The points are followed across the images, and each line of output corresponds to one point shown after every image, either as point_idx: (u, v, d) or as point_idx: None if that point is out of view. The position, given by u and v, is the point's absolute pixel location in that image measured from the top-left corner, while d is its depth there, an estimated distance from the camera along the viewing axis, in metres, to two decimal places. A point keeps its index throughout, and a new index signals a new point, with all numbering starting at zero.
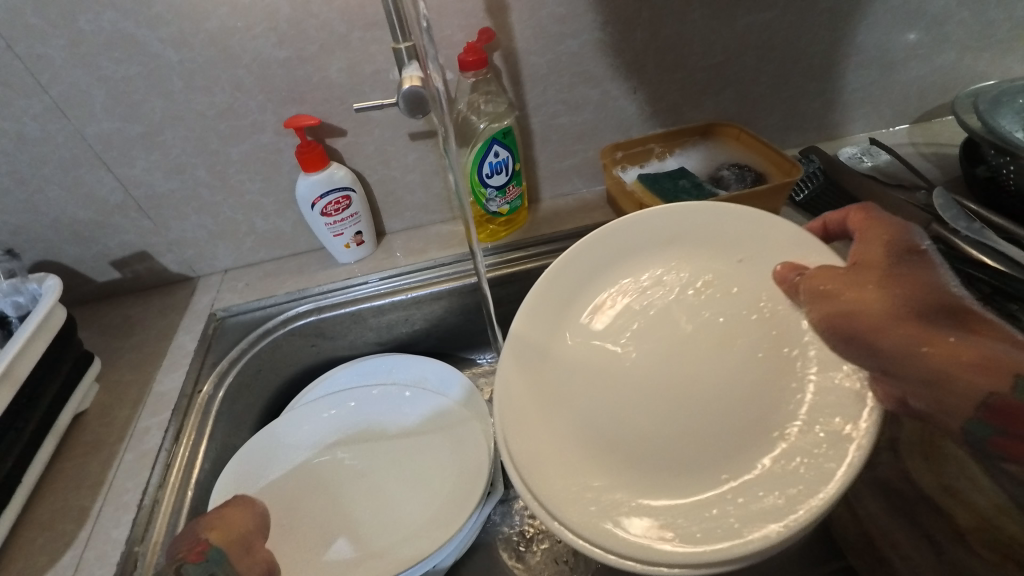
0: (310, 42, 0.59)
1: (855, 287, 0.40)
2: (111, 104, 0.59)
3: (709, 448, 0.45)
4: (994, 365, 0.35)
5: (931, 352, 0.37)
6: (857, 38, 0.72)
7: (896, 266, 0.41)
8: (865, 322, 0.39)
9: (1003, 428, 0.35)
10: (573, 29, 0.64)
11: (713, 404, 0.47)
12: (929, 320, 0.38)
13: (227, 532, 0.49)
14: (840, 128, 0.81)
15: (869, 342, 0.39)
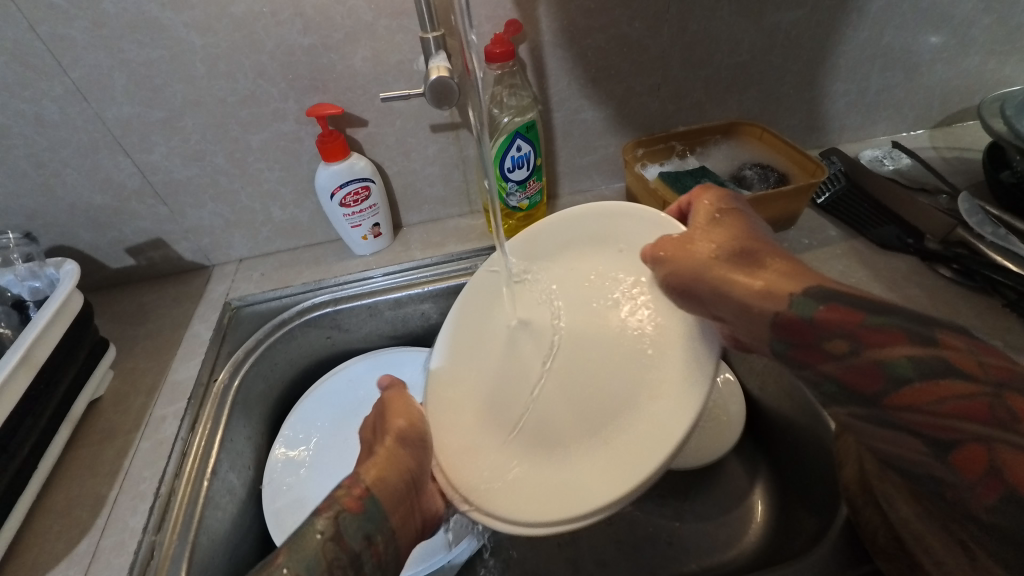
0: (336, 30, 0.58)
1: (686, 250, 0.46)
2: (132, 89, 0.59)
3: (592, 413, 0.46)
4: (776, 292, 0.40)
5: (744, 289, 0.41)
6: (884, 39, 0.71)
7: (714, 228, 0.46)
8: (687, 275, 0.44)
9: (796, 341, 0.39)
10: (600, 23, 0.64)
11: (597, 373, 0.47)
12: (741, 265, 0.43)
13: (387, 470, 0.48)
14: (861, 130, 0.81)
15: (700, 298, 0.44)
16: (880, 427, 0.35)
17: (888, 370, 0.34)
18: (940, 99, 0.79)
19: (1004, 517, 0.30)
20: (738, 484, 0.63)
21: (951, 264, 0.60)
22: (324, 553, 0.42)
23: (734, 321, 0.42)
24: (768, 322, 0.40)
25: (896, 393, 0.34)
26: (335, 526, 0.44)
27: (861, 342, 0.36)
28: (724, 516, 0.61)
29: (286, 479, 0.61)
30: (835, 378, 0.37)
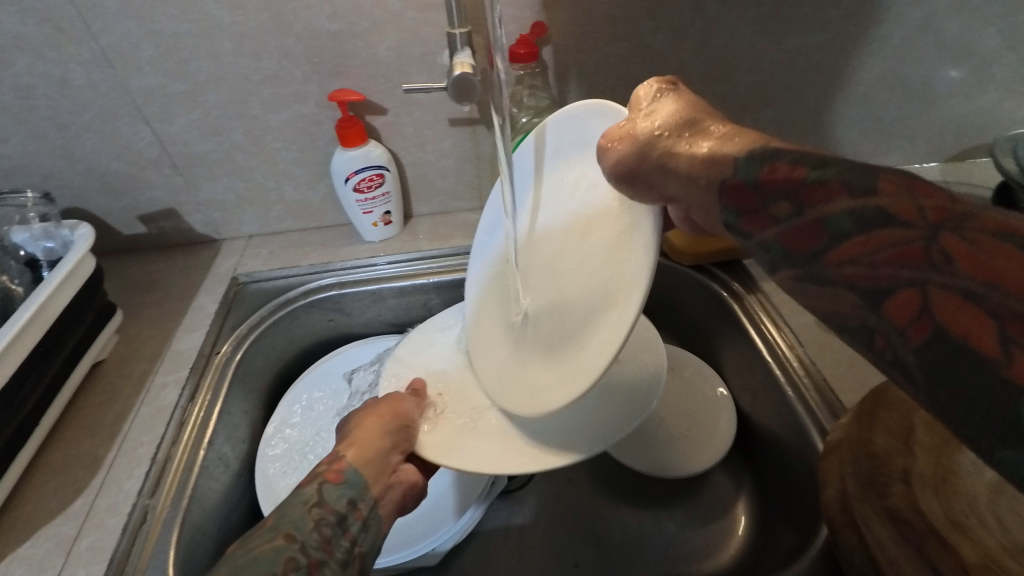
0: (363, 18, 0.59)
1: (628, 134, 0.37)
2: (158, 60, 0.59)
3: (568, 330, 0.44)
4: (717, 157, 0.32)
5: (682, 167, 0.34)
6: (904, 69, 0.72)
7: (657, 106, 0.37)
8: (634, 160, 0.36)
9: (742, 207, 0.31)
10: (624, 31, 0.64)
11: (576, 284, 0.44)
12: (678, 141, 0.35)
13: (363, 449, 0.48)
14: (874, 158, 0.81)
15: (652, 182, 0.36)
16: (818, 291, 0.27)
17: (828, 227, 0.27)
18: (955, 134, 0.79)
19: (926, 366, 0.23)
20: (721, 495, 0.64)
21: None
22: (310, 519, 0.41)
23: (682, 198, 0.35)
24: (710, 192, 0.32)
25: (836, 250, 0.27)
26: (319, 489, 0.44)
27: (801, 200, 0.28)
28: (705, 526, 0.62)
29: (281, 456, 0.62)
30: (777, 245, 0.29)
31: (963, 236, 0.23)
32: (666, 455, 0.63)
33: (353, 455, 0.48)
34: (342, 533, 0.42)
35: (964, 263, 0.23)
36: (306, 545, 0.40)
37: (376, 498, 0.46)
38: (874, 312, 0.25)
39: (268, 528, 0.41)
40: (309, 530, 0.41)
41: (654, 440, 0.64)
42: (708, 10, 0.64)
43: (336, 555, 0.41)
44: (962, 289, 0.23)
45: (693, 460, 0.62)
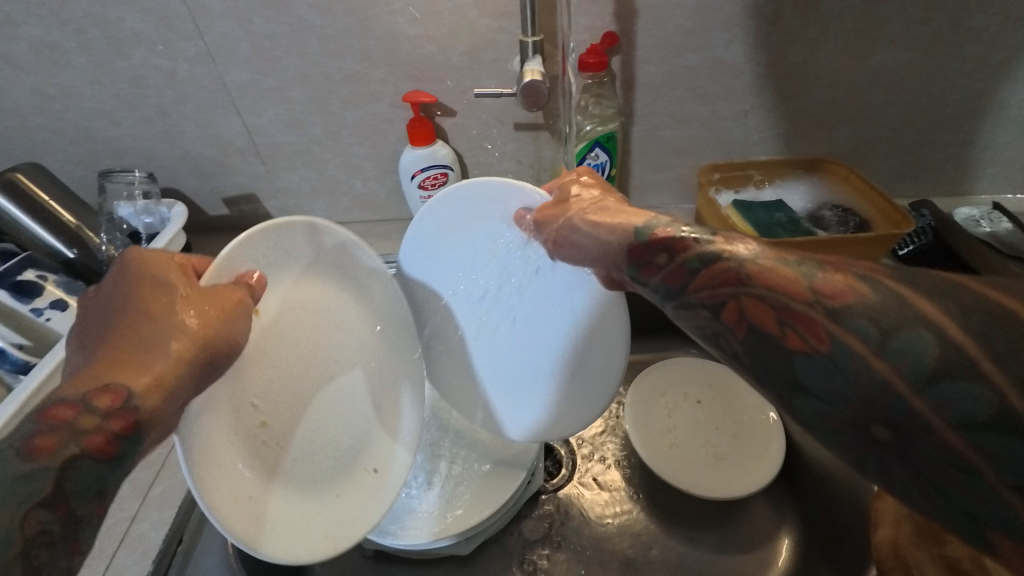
0: (441, 24, 0.62)
1: (556, 209, 0.46)
2: (253, 57, 0.64)
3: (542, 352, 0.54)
4: (621, 227, 0.40)
5: (601, 233, 0.41)
6: (1001, 92, 0.67)
7: (576, 190, 0.47)
8: (562, 227, 0.45)
9: (640, 264, 0.38)
10: (696, 44, 0.64)
11: (540, 316, 0.53)
12: (594, 218, 0.43)
13: (149, 398, 0.34)
14: (959, 185, 0.76)
15: (573, 242, 0.45)
16: (680, 315, 0.35)
17: (688, 267, 0.34)
18: None
19: (751, 354, 0.32)
20: (763, 528, 0.61)
21: None
22: (24, 535, 0.29)
23: (599, 258, 0.42)
24: (620, 252, 0.40)
25: (692, 280, 0.34)
26: (62, 472, 0.31)
27: (672, 249, 0.35)
28: (745, 553, 0.60)
29: None
30: (663, 286, 0.36)
31: (760, 262, 0.32)
32: (705, 478, 0.61)
33: (149, 394, 0.34)
34: (69, 547, 0.31)
35: (757, 279, 0.31)
36: None
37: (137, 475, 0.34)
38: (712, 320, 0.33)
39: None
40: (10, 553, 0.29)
41: (696, 462, 0.63)
42: (786, 25, 0.62)
43: None
44: (763, 298, 0.31)
45: (733, 485, 0.60)
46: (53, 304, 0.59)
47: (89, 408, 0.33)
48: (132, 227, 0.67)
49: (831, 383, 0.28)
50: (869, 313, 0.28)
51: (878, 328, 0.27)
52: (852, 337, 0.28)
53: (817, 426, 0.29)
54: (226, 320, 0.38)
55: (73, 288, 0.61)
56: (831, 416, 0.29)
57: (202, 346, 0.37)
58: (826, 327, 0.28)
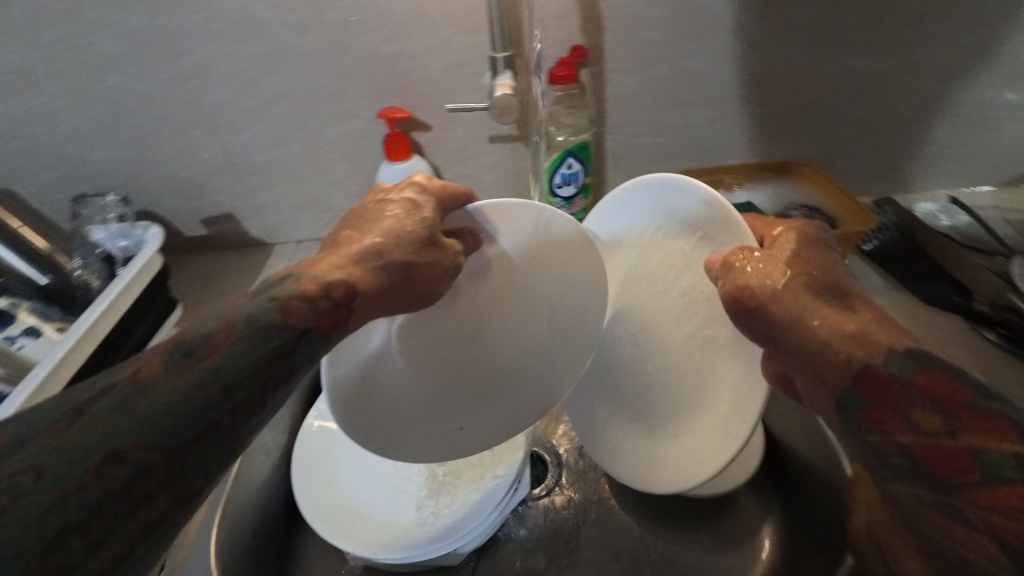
0: (415, 41, 0.63)
1: (762, 267, 0.39)
2: (230, 78, 0.65)
3: (662, 408, 0.51)
4: (868, 339, 0.33)
5: (817, 327, 0.35)
6: (953, 92, 0.70)
7: (795, 248, 0.41)
8: (764, 298, 0.38)
9: (872, 399, 0.32)
10: (663, 54, 0.66)
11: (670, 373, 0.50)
12: (813, 303, 0.37)
13: (368, 300, 0.39)
14: (921, 183, 0.79)
15: (773, 322, 0.38)
16: (945, 522, 0.29)
17: (982, 464, 0.28)
18: (1013, 159, 0.76)
19: None
20: (745, 523, 0.63)
21: (999, 328, 0.59)
22: (266, 372, 0.33)
23: (803, 362, 0.36)
24: (848, 370, 0.33)
25: (984, 490, 0.28)
26: (297, 340, 0.34)
27: (958, 421, 0.29)
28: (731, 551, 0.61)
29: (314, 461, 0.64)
30: (909, 454, 0.31)
31: None
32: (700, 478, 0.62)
33: (358, 308, 0.38)
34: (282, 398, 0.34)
35: None
36: (238, 408, 0.31)
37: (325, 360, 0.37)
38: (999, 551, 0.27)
39: (202, 372, 0.30)
40: (249, 388, 0.32)
41: None
42: (747, 35, 0.65)
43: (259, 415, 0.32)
44: None
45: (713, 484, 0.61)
46: (27, 331, 0.58)
47: (324, 286, 0.37)
48: (110, 252, 0.67)
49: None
50: None
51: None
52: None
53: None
54: (436, 269, 0.43)
55: (47, 314, 0.61)
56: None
57: (418, 289, 0.43)
58: None
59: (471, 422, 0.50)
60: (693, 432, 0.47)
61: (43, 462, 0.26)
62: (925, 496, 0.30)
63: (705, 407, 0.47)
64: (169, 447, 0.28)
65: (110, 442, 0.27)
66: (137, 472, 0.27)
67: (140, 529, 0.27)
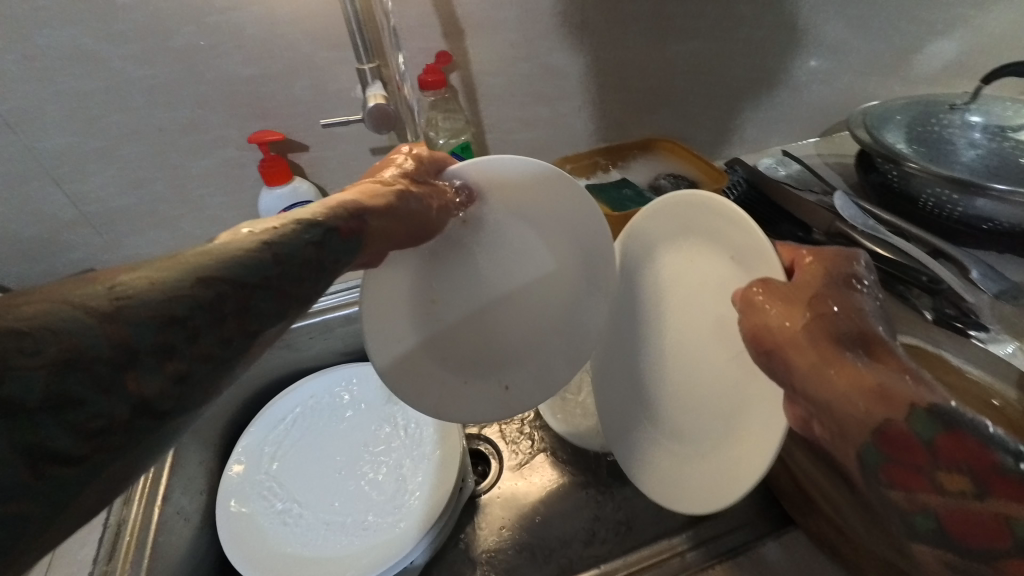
0: (275, 61, 0.61)
1: (782, 309, 0.37)
2: (67, 120, 0.59)
3: (702, 430, 0.49)
4: (889, 396, 0.31)
5: (836, 381, 0.33)
6: (769, 63, 0.83)
7: (814, 281, 0.38)
8: (783, 343, 0.37)
9: (897, 458, 0.31)
10: (524, 53, 0.71)
11: (709, 393, 0.48)
12: (834, 352, 0.34)
13: (379, 216, 0.41)
14: (760, 142, 0.92)
15: (792, 368, 0.36)
16: None
17: (1013, 534, 0.27)
18: (822, 113, 0.91)
19: None
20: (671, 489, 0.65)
21: None
22: (305, 256, 0.34)
23: (824, 414, 0.34)
24: (869, 426, 0.32)
25: (1017, 560, 0.27)
26: (324, 236, 0.36)
27: (986, 487, 0.28)
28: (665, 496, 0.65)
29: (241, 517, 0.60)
30: (934, 516, 0.30)
31: None
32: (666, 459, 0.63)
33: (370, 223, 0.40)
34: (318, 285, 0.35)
35: None
36: (284, 276, 0.32)
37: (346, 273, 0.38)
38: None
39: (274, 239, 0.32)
40: (297, 250, 0.33)
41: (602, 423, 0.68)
42: (595, 29, 0.71)
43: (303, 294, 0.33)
44: None
45: None
46: None
47: (340, 201, 0.39)
48: None
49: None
50: None
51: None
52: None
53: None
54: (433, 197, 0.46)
55: None
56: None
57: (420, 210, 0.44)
58: None
59: (516, 383, 0.55)
60: (726, 455, 0.45)
61: (152, 274, 0.27)
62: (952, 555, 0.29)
63: (736, 440, 0.44)
64: (238, 284, 0.30)
65: (196, 272, 0.28)
66: (217, 297, 0.28)
67: (169, 379, 0.26)
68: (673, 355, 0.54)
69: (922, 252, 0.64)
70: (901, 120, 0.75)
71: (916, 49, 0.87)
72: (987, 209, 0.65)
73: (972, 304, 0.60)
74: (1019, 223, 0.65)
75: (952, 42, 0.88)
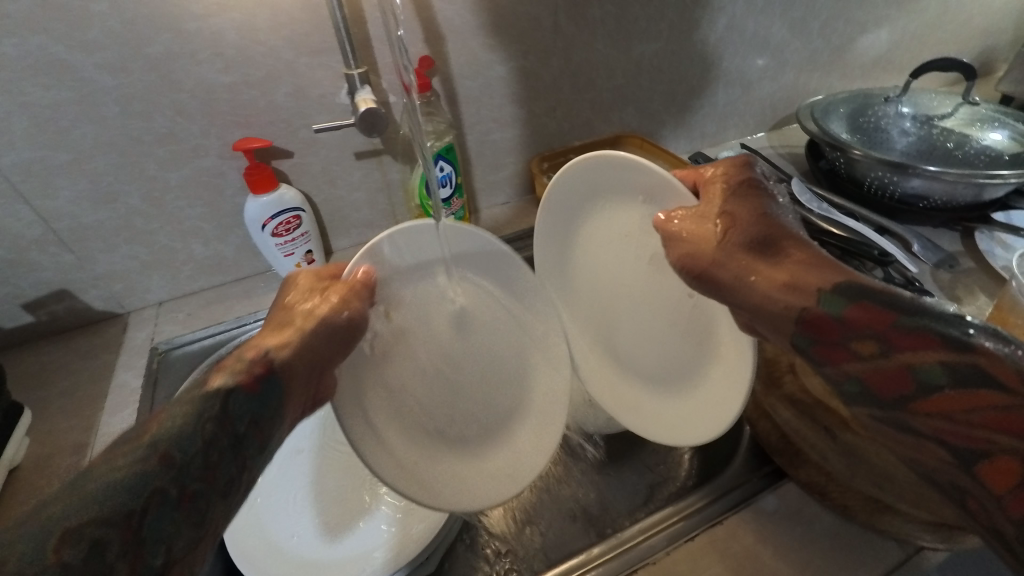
0: (256, 68, 0.61)
1: (703, 233, 0.46)
2: (34, 132, 0.56)
3: (675, 359, 0.56)
4: (803, 287, 0.40)
5: (763, 287, 0.42)
6: (722, 63, 0.89)
7: (728, 206, 0.47)
8: (709, 262, 0.46)
9: (819, 337, 0.38)
10: (501, 56, 0.73)
11: (669, 322, 0.56)
12: (753, 260, 0.43)
13: (290, 357, 0.42)
14: (718, 137, 0.98)
15: (727, 284, 0.44)
16: (899, 433, 0.35)
17: (917, 375, 0.34)
18: (770, 107, 0.99)
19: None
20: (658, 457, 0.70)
21: None
22: (202, 439, 0.34)
23: (757, 314, 0.42)
24: (790, 314, 0.40)
25: (922, 399, 0.34)
26: (225, 397, 0.37)
27: (891, 343, 0.35)
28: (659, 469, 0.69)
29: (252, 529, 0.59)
30: (857, 378, 0.36)
31: None
32: None
33: (280, 373, 0.41)
34: (237, 459, 0.35)
35: None
36: (181, 474, 0.32)
37: (275, 424, 0.39)
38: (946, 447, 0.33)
39: (145, 444, 0.33)
40: (193, 448, 0.33)
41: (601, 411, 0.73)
42: (566, 33, 0.75)
43: (218, 484, 0.34)
44: None
45: None
46: None
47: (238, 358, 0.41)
48: None
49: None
50: None
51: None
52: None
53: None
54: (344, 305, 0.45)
55: None
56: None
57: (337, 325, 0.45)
58: None
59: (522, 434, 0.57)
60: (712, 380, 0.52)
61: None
62: (878, 407, 0.36)
63: (715, 351, 0.52)
64: (120, 518, 0.29)
65: (58, 527, 0.28)
66: (95, 542, 0.28)
67: None
68: (624, 294, 0.59)
69: (868, 231, 0.71)
70: (843, 112, 0.83)
71: (846, 48, 0.97)
72: (920, 189, 0.72)
73: (916, 274, 0.68)
74: (950, 200, 0.73)
75: (875, 40, 0.98)
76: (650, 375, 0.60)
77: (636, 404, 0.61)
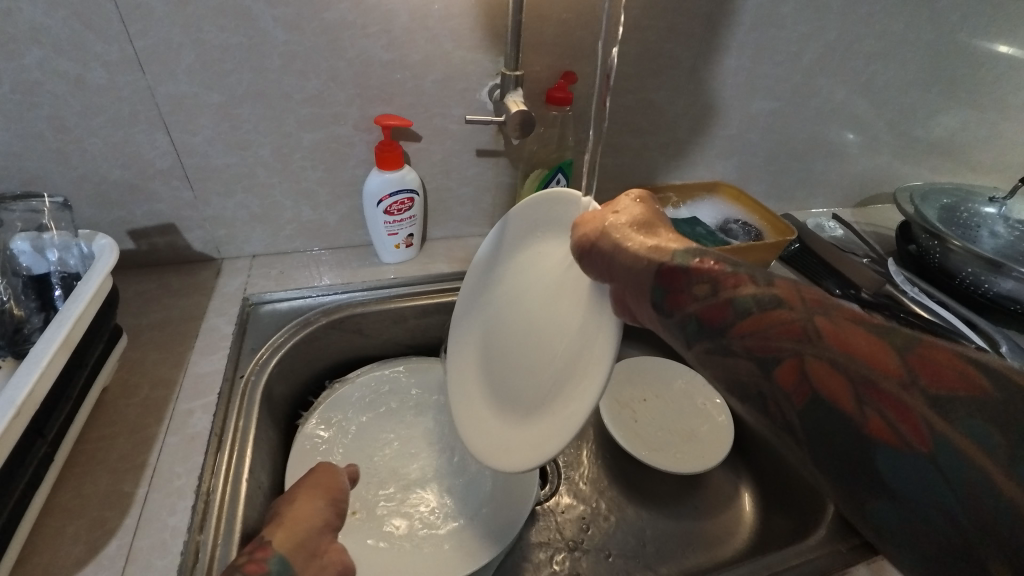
0: (415, 51, 0.62)
1: (597, 214, 0.47)
2: (197, 69, 0.57)
3: (544, 377, 0.50)
4: (662, 247, 0.42)
5: (631, 248, 0.43)
6: (827, 134, 0.92)
7: (624, 200, 0.49)
8: (595, 233, 0.45)
9: (671, 287, 0.40)
10: (634, 86, 0.75)
11: (546, 346, 0.52)
12: (628, 228, 0.45)
13: (292, 532, 0.45)
14: (803, 202, 1.01)
15: (604, 254, 0.44)
16: (728, 362, 0.36)
17: (736, 306, 0.36)
18: (859, 185, 1.01)
19: (809, 427, 0.32)
20: (724, 489, 0.73)
21: (884, 311, 0.75)
22: None
23: (624, 276, 0.43)
24: (651, 269, 0.41)
25: (739, 324, 0.36)
26: None
27: (720, 282, 0.38)
28: (713, 519, 0.69)
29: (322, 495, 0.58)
30: (696, 319, 0.38)
31: (829, 320, 0.33)
32: (685, 458, 0.70)
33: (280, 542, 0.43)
34: None
35: (829, 340, 0.32)
36: None
37: None
38: (764, 373, 0.34)
39: None
40: None
41: (664, 446, 0.72)
42: (699, 75, 0.77)
43: None
44: (829, 361, 0.32)
45: (695, 462, 0.70)
46: None
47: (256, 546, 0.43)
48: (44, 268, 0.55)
49: (916, 484, 0.27)
50: (974, 404, 0.27)
51: (990, 424, 0.26)
52: (962, 436, 0.26)
53: (896, 534, 0.28)
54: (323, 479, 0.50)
55: None
56: (919, 529, 0.27)
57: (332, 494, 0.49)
58: (926, 420, 0.27)
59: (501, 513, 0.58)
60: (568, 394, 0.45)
61: None
62: (717, 347, 0.37)
63: (577, 370, 0.45)
64: None
65: None
66: None
67: None
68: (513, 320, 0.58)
69: (955, 320, 0.72)
70: (940, 201, 0.84)
71: (944, 141, 0.99)
72: (1013, 291, 0.74)
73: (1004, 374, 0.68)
74: None
75: (974, 139, 1.00)
76: (516, 403, 0.53)
77: (501, 437, 0.53)
